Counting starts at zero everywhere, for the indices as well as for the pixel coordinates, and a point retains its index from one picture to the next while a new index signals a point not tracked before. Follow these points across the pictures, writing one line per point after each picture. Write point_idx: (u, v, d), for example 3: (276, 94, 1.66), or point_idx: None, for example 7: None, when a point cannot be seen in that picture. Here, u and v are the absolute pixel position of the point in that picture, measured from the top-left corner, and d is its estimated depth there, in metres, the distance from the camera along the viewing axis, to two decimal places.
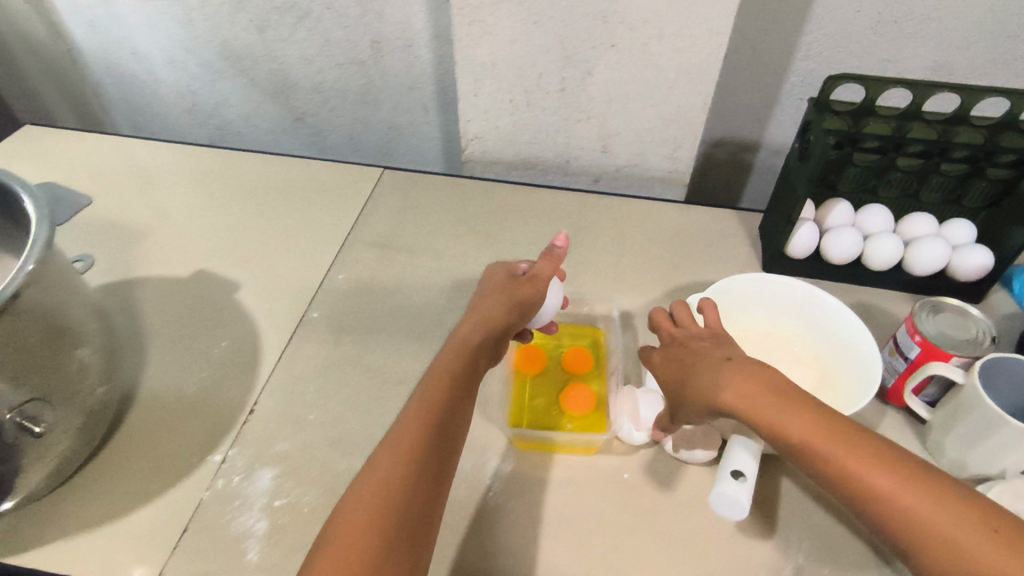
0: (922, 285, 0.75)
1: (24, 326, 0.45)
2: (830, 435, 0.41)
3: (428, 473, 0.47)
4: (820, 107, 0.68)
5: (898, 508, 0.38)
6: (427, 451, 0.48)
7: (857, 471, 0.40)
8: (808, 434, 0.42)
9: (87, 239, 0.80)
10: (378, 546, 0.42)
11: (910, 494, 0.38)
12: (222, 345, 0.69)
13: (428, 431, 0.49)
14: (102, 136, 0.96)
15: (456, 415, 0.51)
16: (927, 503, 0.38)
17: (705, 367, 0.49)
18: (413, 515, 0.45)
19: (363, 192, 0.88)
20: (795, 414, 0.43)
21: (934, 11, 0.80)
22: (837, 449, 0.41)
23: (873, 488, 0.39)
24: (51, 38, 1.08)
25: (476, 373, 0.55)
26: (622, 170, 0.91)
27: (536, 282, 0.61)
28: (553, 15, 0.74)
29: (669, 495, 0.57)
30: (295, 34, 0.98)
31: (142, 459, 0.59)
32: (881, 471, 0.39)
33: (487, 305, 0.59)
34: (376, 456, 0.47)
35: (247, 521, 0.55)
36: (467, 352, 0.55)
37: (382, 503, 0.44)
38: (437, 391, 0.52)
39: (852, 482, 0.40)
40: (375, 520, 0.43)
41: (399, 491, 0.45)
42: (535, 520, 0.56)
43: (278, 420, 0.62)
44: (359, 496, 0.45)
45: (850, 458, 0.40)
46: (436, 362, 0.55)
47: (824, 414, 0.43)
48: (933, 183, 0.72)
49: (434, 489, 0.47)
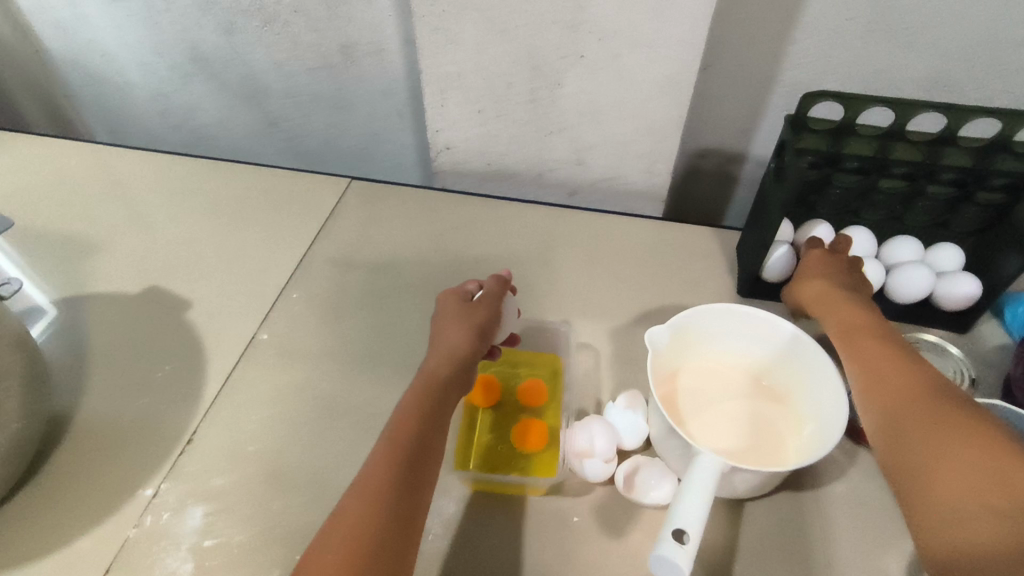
0: (906, 313, 0.71)
1: None
2: (892, 364, 0.51)
3: (397, 514, 0.45)
4: (797, 125, 0.65)
5: (914, 418, 0.46)
6: (394, 491, 0.46)
7: (893, 388, 0.49)
8: (876, 359, 0.52)
9: (38, 253, 0.78)
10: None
11: (923, 411, 0.46)
12: (164, 369, 0.66)
13: (395, 472, 0.47)
14: (65, 143, 0.93)
15: (429, 447, 0.50)
16: (933, 425, 0.45)
17: (840, 301, 0.60)
18: (385, 560, 0.43)
19: (327, 205, 0.85)
20: (872, 348, 0.54)
21: (928, 21, 0.76)
22: (892, 373, 0.50)
23: (892, 394, 0.49)
24: (19, 40, 1.05)
25: (445, 407, 0.53)
26: (597, 184, 0.87)
27: (492, 308, 0.61)
28: (520, 23, 0.70)
29: (621, 542, 0.54)
30: (265, 38, 0.95)
31: (70, 492, 0.56)
32: (914, 394, 0.48)
33: (448, 337, 0.57)
34: (345, 502, 0.46)
35: (172, 563, 0.52)
36: (434, 386, 0.53)
37: (351, 550, 0.43)
38: (404, 425, 0.50)
39: (880, 398, 0.49)
40: (345, 566, 0.42)
41: (368, 537, 0.43)
42: (478, 566, 0.53)
43: (216, 452, 0.59)
44: (325, 545, 0.43)
45: (897, 381, 0.49)
46: (405, 398, 0.53)
47: (895, 352, 0.52)
48: (919, 207, 0.68)
49: (406, 532, 0.45)
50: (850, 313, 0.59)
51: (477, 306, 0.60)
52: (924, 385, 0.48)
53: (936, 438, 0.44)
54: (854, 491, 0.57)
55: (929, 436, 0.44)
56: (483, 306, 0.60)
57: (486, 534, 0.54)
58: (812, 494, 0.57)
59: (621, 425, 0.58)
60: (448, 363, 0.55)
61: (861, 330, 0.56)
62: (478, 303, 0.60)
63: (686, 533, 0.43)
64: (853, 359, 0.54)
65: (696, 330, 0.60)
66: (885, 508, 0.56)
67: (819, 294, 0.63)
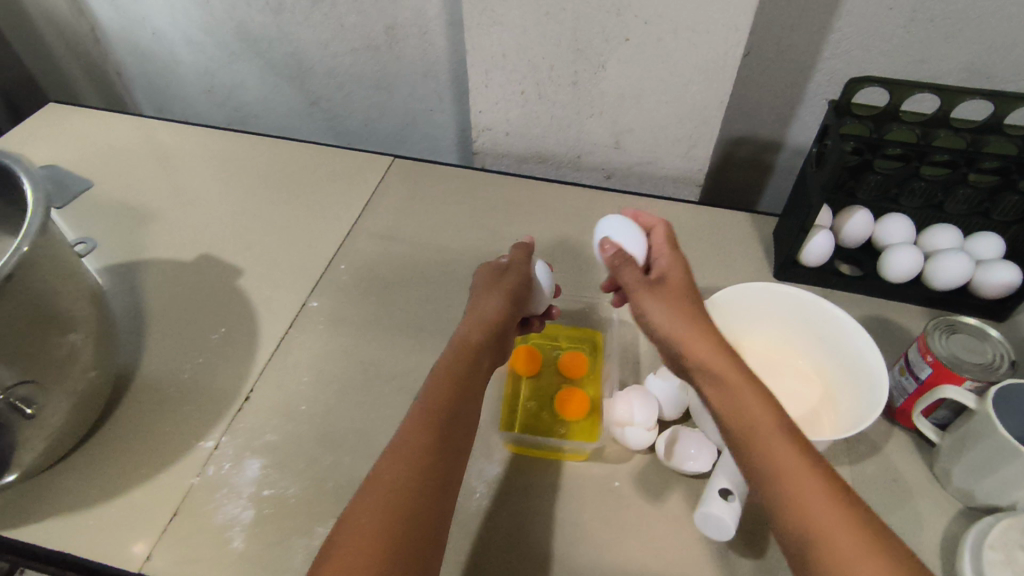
0: (941, 300, 0.71)
1: (15, 306, 0.45)
2: (793, 457, 0.41)
3: (432, 479, 0.45)
4: (839, 110, 0.65)
5: (837, 546, 0.37)
6: (428, 457, 0.46)
7: (799, 485, 0.40)
8: (773, 446, 0.42)
9: (96, 220, 0.81)
10: (380, 560, 0.41)
11: (850, 537, 0.37)
12: (220, 331, 0.69)
13: (428, 438, 0.47)
14: (119, 117, 0.97)
15: (457, 413, 0.50)
16: (824, 505, 0.39)
17: (706, 339, 0.49)
18: (420, 524, 0.43)
19: (371, 182, 0.88)
20: (764, 426, 0.43)
21: (971, 11, 0.76)
22: (800, 474, 0.40)
23: (774, 461, 0.42)
24: (74, 17, 1.09)
25: (473, 376, 0.53)
26: (634, 167, 0.88)
27: (523, 277, 0.61)
28: (565, 6, 0.71)
29: (659, 507, 0.56)
30: (311, 18, 0.98)
31: (134, 441, 0.59)
32: (832, 506, 0.39)
33: (480, 306, 0.58)
34: (379, 467, 0.46)
35: (233, 511, 0.55)
36: (462, 357, 0.54)
37: (386, 512, 0.43)
38: (431, 396, 0.50)
39: (789, 505, 0.40)
40: (382, 529, 0.42)
41: (403, 500, 0.44)
42: (523, 525, 0.55)
43: (270, 410, 0.62)
44: (360, 509, 0.43)
45: (805, 486, 0.40)
46: (437, 364, 0.54)
47: (776, 420, 0.44)
48: (959, 194, 0.68)
49: (441, 497, 0.45)
50: (722, 362, 0.47)
51: (511, 275, 0.60)
52: (835, 491, 0.40)
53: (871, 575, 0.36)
54: (888, 469, 0.59)
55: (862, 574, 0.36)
56: (517, 273, 0.61)
57: (529, 495, 0.57)
58: (846, 470, 0.59)
59: (660, 395, 0.59)
60: (475, 333, 0.55)
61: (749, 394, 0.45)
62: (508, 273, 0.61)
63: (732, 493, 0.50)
64: (746, 448, 0.43)
65: (740, 306, 0.62)
66: (919, 485, 0.58)
67: (672, 322, 0.50)
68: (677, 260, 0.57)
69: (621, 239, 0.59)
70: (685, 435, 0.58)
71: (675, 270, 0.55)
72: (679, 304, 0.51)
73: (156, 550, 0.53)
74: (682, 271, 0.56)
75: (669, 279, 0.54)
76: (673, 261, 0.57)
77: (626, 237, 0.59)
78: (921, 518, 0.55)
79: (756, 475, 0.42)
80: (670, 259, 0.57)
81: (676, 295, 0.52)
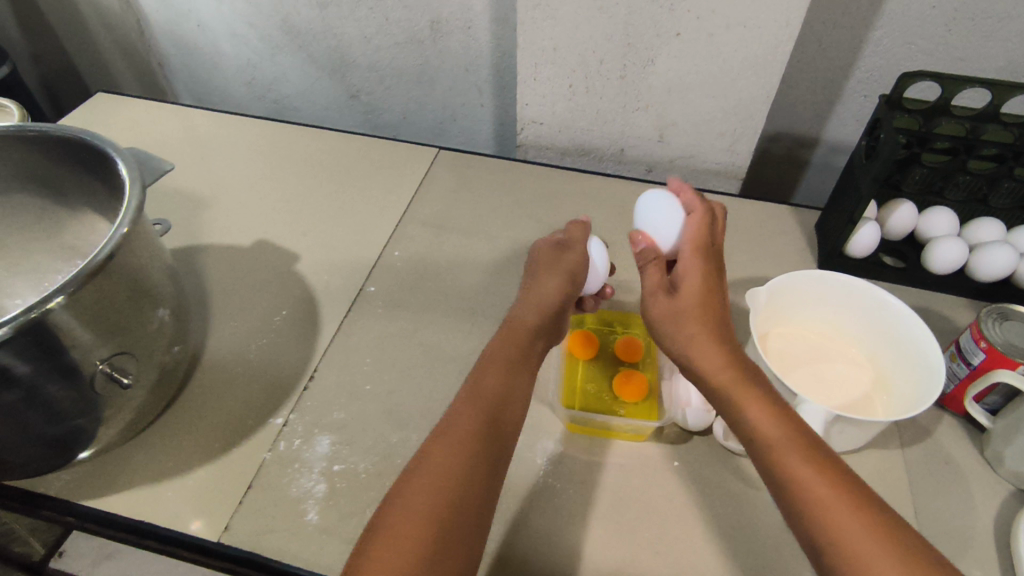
0: (986, 291, 0.73)
1: (113, 283, 0.48)
2: (806, 469, 0.43)
3: (485, 462, 0.46)
4: (891, 103, 0.68)
5: (857, 551, 0.39)
6: (482, 439, 0.47)
7: (814, 489, 0.42)
8: (787, 461, 0.44)
9: (154, 205, 0.83)
10: (436, 535, 0.41)
11: (867, 541, 0.39)
12: (282, 314, 0.71)
13: (483, 421, 0.48)
14: (168, 107, 0.99)
15: (507, 399, 0.51)
16: (840, 507, 0.41)
17: (716, 358, 0.50)
18: (473, 504, 0.44)
19: (419, 172, 0.89)
20: (775, 436, 0.45)
21: (1017, 11, 0.77)
22: (814, 485, 0.42)
23: (788, 467, 0.43)
24: (121, 8, 1.11)
25: (524, 362, 0.55)
26: (677, 161, 0.89)
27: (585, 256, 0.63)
28: (619, 1, 0.72)
29: (717, 486, 0.58)
30: (356, 12, 0.99)
31: (207, 417, 0.62)
32: (848, 512, 0.40)
33: (540, 289, 0.60)
34: (433, 445, 0.46)
35: (306, 484, 0.57)
36: (516, 343, 0.56)
37: (442, 490, 0.43)
38: (483, 382, 0.52)
39: (806, 513, 0.41)
40: (436, 505, 0.43)
41: (459, 479, 0.44)
42: (586, 501, 0.57)
43: (336, 390, 0.64)
44: (414, 484, 0.44)
45: (822, 496, 0.41)
46: (491, 346, 0.56)
47: (787, 429, 0.45)
48: (1003, 188, 0.69)
49: (492, 480, 0.46)
50: (730, 381, 0.49)
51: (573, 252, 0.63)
52: (851, 497, 0.41)
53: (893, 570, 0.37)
54: (938, 453, 0.60)
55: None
56: (577, 251, 0.63)
57: (590, 473, 0.59)
58: (898, 453, 0.61)
59: None
60: (531, 316, 0.58)
61: (759, 407, 0.47)
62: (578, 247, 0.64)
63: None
64: (761, 457, 0.45)
65: (795, 293, 0.64)
66: (968, 469, 0.59)
67: (688, 339, 0.52)
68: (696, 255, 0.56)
69: (653, 223, 0.62)
70: None
71: (691, 270, 0.55)
72: (696, 317, 0.52)
73: (234, 519, 0.55)
74: (700, 270, 0.55)
75: (679, 280, 0.55)
76: (691, 260, 0.56)
77: (663, 221, 0.61)
78: (972, 500, 0.57)
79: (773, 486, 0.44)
80: (688, 257, 0.56)
81: (688, 309, 0.53)
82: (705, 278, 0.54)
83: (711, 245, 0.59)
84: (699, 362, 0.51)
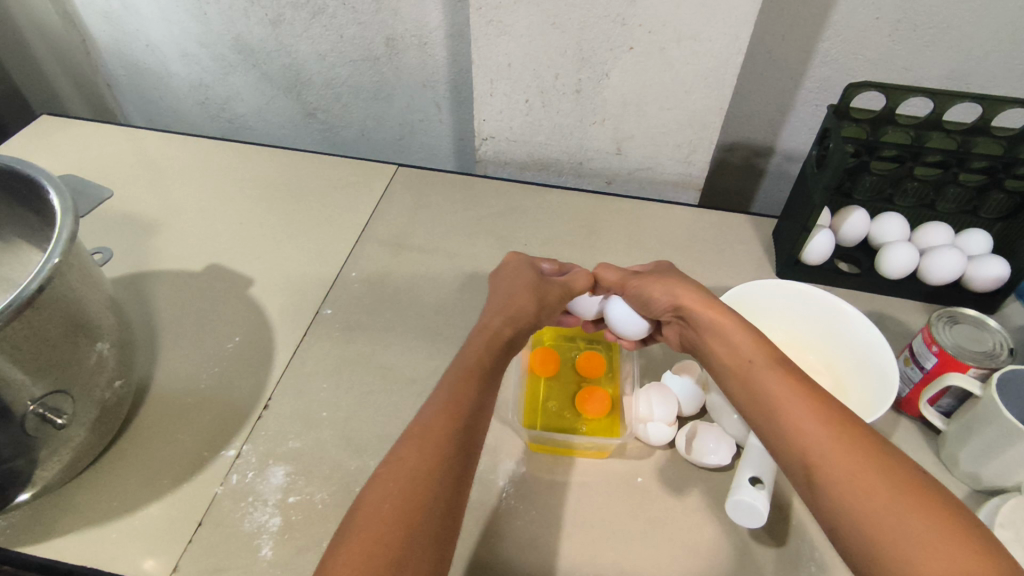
0: (936, 294, 0.75)
1: (46, 317, 0.45)
2: (785, 390, 0.47)
3: (453, 472, 0.43)
4: (839, 114, 0.68)
5: (824, 460, 0.42)
6: (451, 446, 0.44)
7: (790, 410, 0.46)
8: (772, 391, 0.48)
9: (98, 231, 0.80)
10: (399, 543, 0.38)
11: (832, 444, 0.42)
12: (234, 340, 0.69)
13: (453, 427, 0.45)
14: (117, 130, 0.96)
15: (482, 407, 0.48)
16: (811, 421, 0.44)
17: (696, 298, 0.58)
18: (438, 514, 0.41)
19: (377, 190, 0.88)
20: (762, 369, 0.50)
21: (955, 20, 0.79)
22: (788, 400, 0.47)
23: (770, 396, 0.48)
24: (65, 29, 1.08)
25: (495, 370, 0.52)
26: (635, 173, 0.89)
27: (566, 284, 0.63)
28: (572, 16, 0.72)
29: (681, 500, 0.58)
30: (310, 29, 0.97)
31: (154, 453, 0.59)
32: (826, 432, 0.43)
33: (517, 303, 0.59)
34: (403, 448, 0.44)
35: (260, 518, 0.55)
36: (489, 343, 0.54)
37: (407, 497, 0.41)
38: (459, 386, 0.49)
39: (788, 436, 0.45)
40: (402, 511, 0.40)
41: (426, 482, 0.42)
42: (550, 523, 0.56)
43: (291, 417, 0.62)
44: (381, 489, 0.41)
45: (796, 415, 0.45)
46: (464, 350, 0.53)
47: (777, 367, 0.50)
48: (950, 193, 0.71)
49: (457, 492, 0.43)
50: (716, 314, 0.56)
51: (545, 282, 0.62)
52: (833, 420, 0.44)
53: (852, 470, 0.40)
54: None
55: (848, 480, 0.40)
56: (550, 282, 0.62)
57: (555, 492, 0.58)
58: None
59: (678, 390, 0.62)
60: (505, 318, 0.57)
61: (749, 351, 0.52)
62: (534, 277, 0.62)
63: (760, 481, 0.53)
64: (748, 390, 0.50)
65: (751, 304, 0.65)
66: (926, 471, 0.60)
67: (667, 294, 0.59)
68: (634, 276, 0.63)
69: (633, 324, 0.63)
70: (704, 430, 0.60)
71: (659, 279, 0.61)
72: (685, 312, 0.58)
73: (184, 559, 0.52)
74: (644, 278, 0.62)
75: (640, 288, 0.61)
76: (647, 280, 0.61)
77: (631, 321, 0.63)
78: None
79: (755, 410, 0.49)
80: (645, 282, 0.61)
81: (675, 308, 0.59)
82: (674, 281, 0.60)
83: (632, 273, 0.64)
84: (681, 305, 0.58)
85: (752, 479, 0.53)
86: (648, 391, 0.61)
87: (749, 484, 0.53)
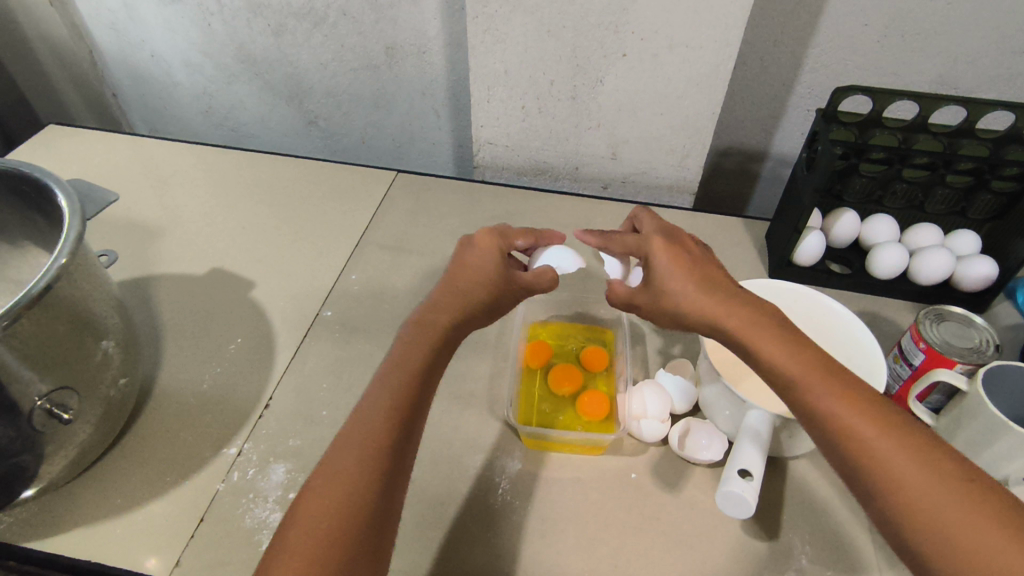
0: (927, 294, 0.76)
1: (51, 315, 0.47)
2: (835, 394, 0.43)
3: (387, 470, 0.43)
4: (827, 118, 0.69)
5: (898, 478, 0.39)
6: (385, 446, 0.44)
7: (848, 420, 0.42)
8: (821, 396, 0.44)
9: (102, 236, 0.81)
10: (331, 539, 0.40)
11: (905, 460, 0.40)
12: (236, 342, 0.70)
13: (390, 421, 0.45)
14: (122, 138, 0.98)
15: (421, 401, 0.48)
16: (874, 432, 0.41)
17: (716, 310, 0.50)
18: (370, 510, 0.42)
19: (377, 195, 0.90)
20: (807, 369, 0.45)
21: (942, 26, 0.81)
22: (843, 408, 0.43)
23: (821, 404, 0.44)
24: (73, 40, 1.10)
25: (435, 370, 0.50)
26: (630, 178, 0.91)
27: (527, 282, 0.58)
28: (566, 24, 0.74)
29: (675, 495, 0.59)
30: (311, 39, 0.99)
31: (157, 451, 0.60)
32: (895, 446, 0.41)
33: (468, 298, 0.54)
34: (339, 446, 0.44)
35: (261, 514, 0.56)
36: (428, 342, 0.51)
37: (343, 497, 0.41)
38: (394, 387, 0.47)
39: (851, 449, 0.42)
40: (336, 508, 0.41)
41: (358, 481, 0.42)
42: (545, 517, 0.57)
43: (292, 416, 0.63)
44: (317, 486, 0.42)
45: (855, 425, 0.42)
46: (400, 346, 0.51)
47: (821, 365, 0.45)
48: (938, 194, 0.73)
49: (391, 491, 0.44)
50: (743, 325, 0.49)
51: (505, 278, 0.56)
52: (896, 431, 0.41)
53: (931, 488, 0.38)
54: None
55: (930, 501, 0.38)
56: (509, 278, 0.57)
57: (550, 488, 0.59)
58: None
59: (671, 388, 0.63)
60: (452, 313, 0.53)
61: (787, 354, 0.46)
62: (493, 270, 0.56)
63: (749, 473, 0.53)
64: (791, 395, 0.46)
65: None
66: None
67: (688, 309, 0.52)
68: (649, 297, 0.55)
69: None
70: (697, 426, 0.61)
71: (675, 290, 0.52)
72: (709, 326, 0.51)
73: (185, 555, 0.53)
74: (659, 297, 0.54)
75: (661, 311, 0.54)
76: (664, 296, 0.53)
77: None
78: None
79: (805, 417, 0.45)
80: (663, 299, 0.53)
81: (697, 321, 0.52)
82: (689, 288, 0.52)
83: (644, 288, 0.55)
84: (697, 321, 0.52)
85: (741, 471, 0.54)
86: (642, 391, 0.62)
87: (739, 477, 0.53)
